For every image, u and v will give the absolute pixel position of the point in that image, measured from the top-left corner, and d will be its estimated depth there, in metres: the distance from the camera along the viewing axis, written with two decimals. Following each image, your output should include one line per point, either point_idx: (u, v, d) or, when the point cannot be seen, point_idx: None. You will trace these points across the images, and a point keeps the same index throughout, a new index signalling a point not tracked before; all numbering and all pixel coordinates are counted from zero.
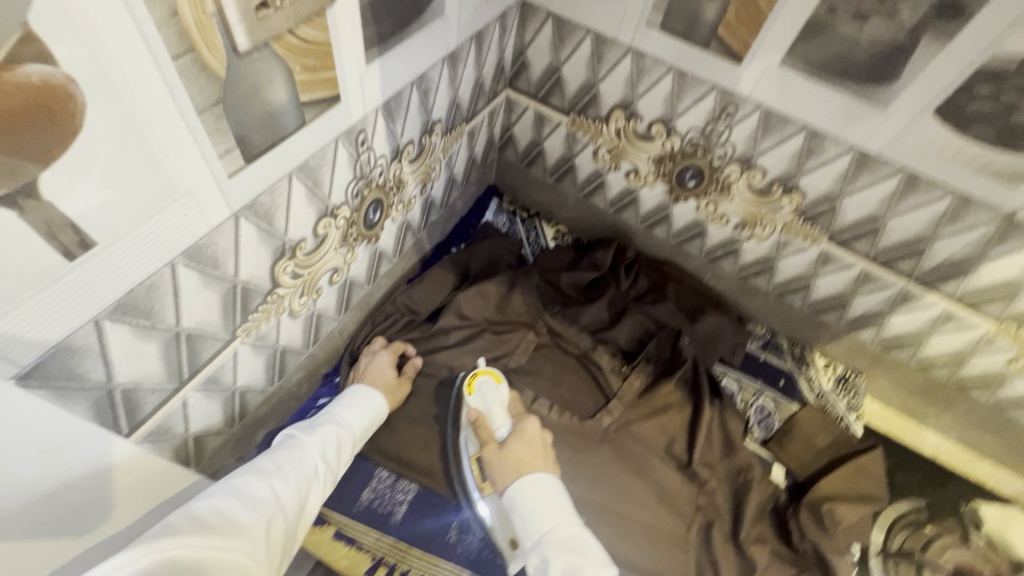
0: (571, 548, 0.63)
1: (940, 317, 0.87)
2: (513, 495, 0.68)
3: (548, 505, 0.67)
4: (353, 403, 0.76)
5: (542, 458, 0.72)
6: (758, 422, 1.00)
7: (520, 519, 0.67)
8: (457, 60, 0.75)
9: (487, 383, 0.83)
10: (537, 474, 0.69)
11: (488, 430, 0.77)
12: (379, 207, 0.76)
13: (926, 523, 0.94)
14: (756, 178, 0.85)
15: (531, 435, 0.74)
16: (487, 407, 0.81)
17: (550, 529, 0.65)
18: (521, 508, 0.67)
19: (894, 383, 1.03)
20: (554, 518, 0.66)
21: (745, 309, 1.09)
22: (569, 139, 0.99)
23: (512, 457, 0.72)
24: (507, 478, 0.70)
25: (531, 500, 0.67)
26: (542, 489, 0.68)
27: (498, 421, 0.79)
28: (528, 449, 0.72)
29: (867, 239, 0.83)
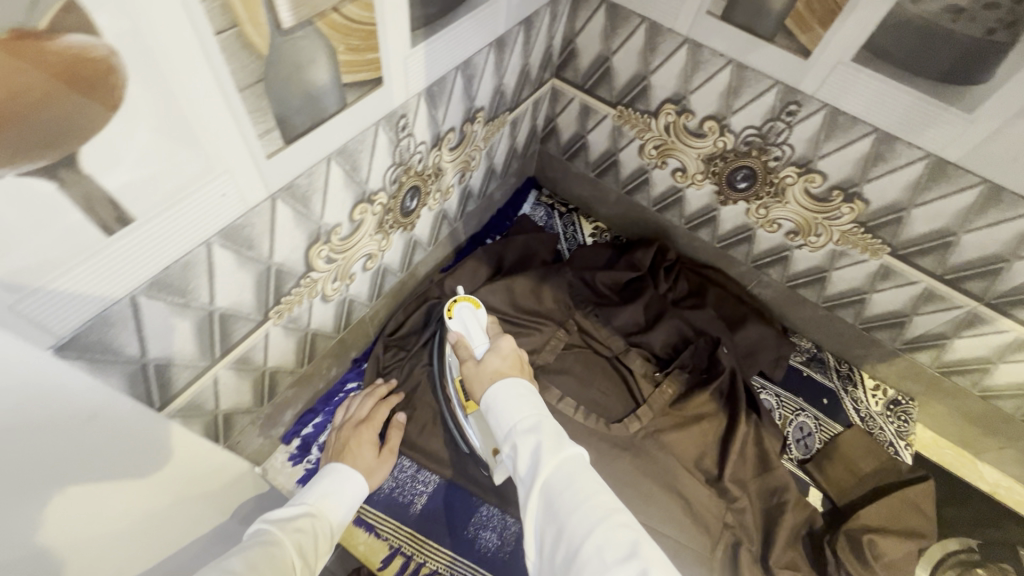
0: (540, 433, 0.54)
1: (1013, 344, 0.79)
2: (491, 395, 0.59)
3: (520, 401, 0.57)
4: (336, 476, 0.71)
5: (517, 370, 0.64)
6: (796, 441, 0.95)
7: (492, 418, 0.58)
8: (505, 46, 0.72)
9: (465, 309, 0.79)
10: (510, 379, 0.60)
11: (465, 346, 0.71)
12: (417, 194, 0.75)
13: (977, 564, 0.87)
14: (814, 183, 0.79)
15: (506, 347, 0.67)
16: (466, 329, 0.76)
17: (525, 419, 0.55)
18: (493, 407, 0.58)
19: (951, 411, 0.95)
20: (523, 409, 0.56)
21: (790, 320, 1.03)
22: (614, 132, 0.95)
23: (487, 369, 0.64)
24: (482, 388, 0.62)
25: (506, 398, 0.58)
26: (517, 390, 0.59)
27: (476, 339, 0.73)
28: (506, 365, 0.64)
29: (935, 254, 0.76)
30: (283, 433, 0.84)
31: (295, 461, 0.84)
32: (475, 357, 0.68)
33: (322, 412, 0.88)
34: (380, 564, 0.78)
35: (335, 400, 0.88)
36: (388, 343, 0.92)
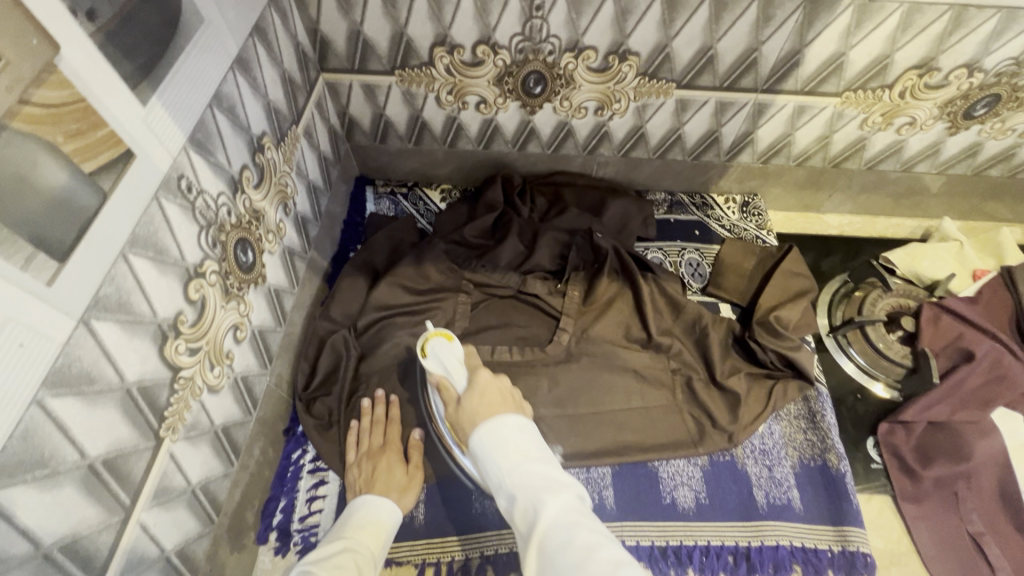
0: (531, 484, 0.57)
1: (795, 112, 0.93)
2: (478, 439, 0.62)
3: (512, 447, 0.60)
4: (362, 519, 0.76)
5: (503, 404, 0.66)
6: (691, 275, 1.06)
7: (484, 463, 0.60)
8: (249, 65, 0.69)
9: (438, 345, 0.78)
10: (498, 416, 0.63)
11: (446, 391, 0.72)
12: (247, 245, 0.71)
13: (855, 290, 1.02)
14: (591, 59, 0.86)
15: (486, 387, 0.69)
16: (446, 368, 0.76)
17: (512, 468, 0.58)
18: (482, 447, 0.61)
19: (784, 188, 1.11)
20: (515, 457, 0.59)
21: (639, 183, 1.13)
22: (407, 97, 0.95)
23: (467, 413, 0.66)
24: (466, 430, 0.65)
25: (495, 441, 0.61)
26: (509, 431, 0.61)
27: (455, 377, 0.74)
28: (488, 401, 0.66)
29: (709, 70, 0.87)
30: (256, 534, 0.79)
31: (283, 551, 0.80)
32: (457, 399, 0.71)
33: (282, 495, 0.83)
34: None
35: (289, 476, 0.84)
36: (311, 397, 0.88)
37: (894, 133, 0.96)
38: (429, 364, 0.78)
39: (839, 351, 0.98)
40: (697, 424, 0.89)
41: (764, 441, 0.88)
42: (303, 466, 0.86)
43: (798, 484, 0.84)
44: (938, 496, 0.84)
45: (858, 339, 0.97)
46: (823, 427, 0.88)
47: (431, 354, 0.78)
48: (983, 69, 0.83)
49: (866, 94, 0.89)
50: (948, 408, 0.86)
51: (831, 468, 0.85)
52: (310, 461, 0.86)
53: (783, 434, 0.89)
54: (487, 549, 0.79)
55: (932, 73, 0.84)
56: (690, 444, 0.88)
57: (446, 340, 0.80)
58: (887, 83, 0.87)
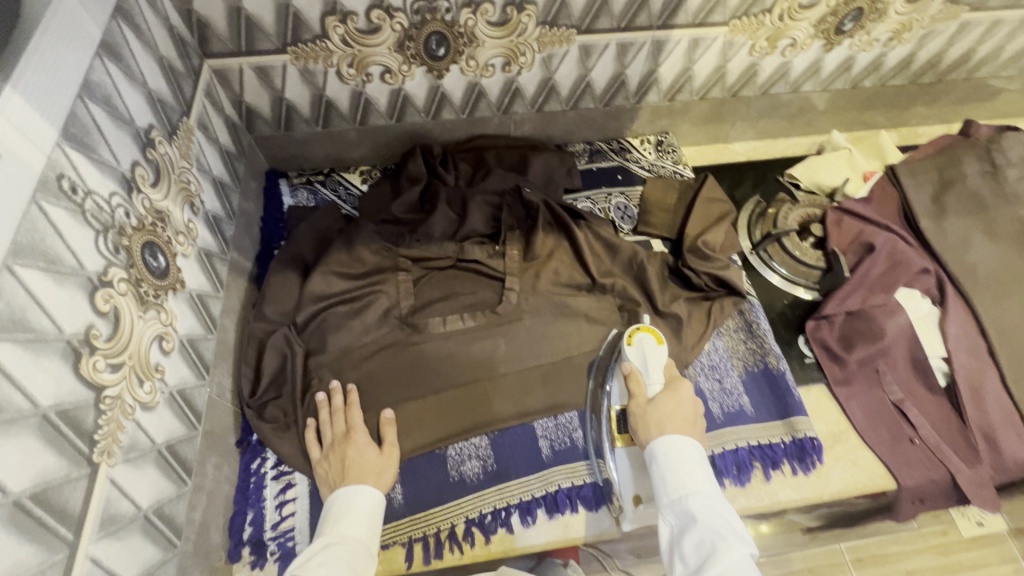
0: (711, 518, 0.60)
1: (690, 46, 0.97)
2: (657, 448, 0.67)
3: (694, 472, 0.64)
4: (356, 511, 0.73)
5: (693, 426, 0.69)
6: (621, 217, 1.09)
7: (659, 477, 0.65)
8: (118, 51, 0.62)
9: (647, 339, 0.80)
10: (689, 439, 0.67)
11: (640, 385, 0.75)
12: (157, 249, 0.65)
13: (768, 207, 1.10)
14: (490, 12, 0.85)
15: (686, 399, 0.72)
16: (645, 364, 0.78)
17: (691, 496, 0.62)
18: (661, 463, 0.66)
19: (692, 123, 1.17)
20: (694, 485, 0.63)
21: (557, 136, 1.14)
22: (305, 75, 0.90)
23: (655, 414, 0.70)
24: (648, 433, 0.70)
25: (678, 463, 0.65)
26: (694, 455, 0.66)
27: (652, 377, 0.76)
28: (682, 412, 0.70)
29: (605, 13, 0.88)
30: (228, 552, 0.75)
31: (260, 564, 0.75)
32: (646, 398, 0.74)
33: (249, 507, 0.78)
34: (405, 562, 0.78)
35: (252, 487, 0.79)
36: (261, 403, 0.83)
37: (780, 56, 1.03)
38: (630, 353, 0.80)
39: (763, 265, 1.05)
40: None
41: (711, 358, 0.93)
42: (265, 475, 0.81)
43: (747, 391, 0.90)
44: (863, 376, 0.93)
45: (777, 251, 1.04)
46: (759, 335, 0.95)
47: (637, 343, 0.79)
48: None
49: (750, 21, 0.94)
50: (860, 298, 0.95)
51: (773, 369, 0.92)
52: (272, 468, 0.81)
53: (727, 349, 0.95)
54: (471, 512, 0.80)
55: None
56: None
57: (654, 340, 0.81)
58: (766, 7, 0.93)
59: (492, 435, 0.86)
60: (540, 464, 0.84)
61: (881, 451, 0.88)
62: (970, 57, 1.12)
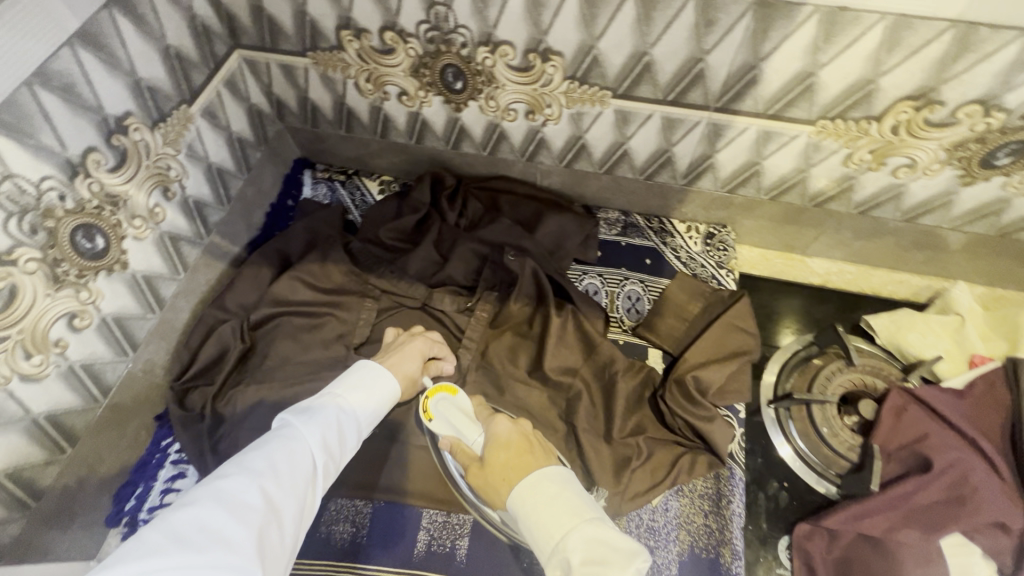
0: (594, 553, 0.51)
1: (759, 138, 0.77)
2: (516, 503, 0.57)
3: (556, 508, 0.55)
4: (358, 385, 0.67)
5: (530, 455, 0.62)
6: (627, 310, 0.94)
7: (530, 532, 0.55)
8: (103, 40, 0.64)
9: (443, 399, 0.75)
10: (536, 473, 0.59)
11: (466, 452, 0.67)
12: (96, 232, 0.68)
13: (815, 356, 0.87)
14: (510, 56, 0.74)
15: (504, 432, 0.65)
16: (455, 429, 0.72)
17: (562, 540, 0.52)
18: (526, 518, 0.56)
19: (759, 222, 0.95)
20: (562, 524, 0.53)
21: (589, 198, 1.00)
22: (326, 81, 0.88)
23: (496, 472, 0.61)
24: (501, 493, 0.60)
25: (538, 509, 0.55)
26: (552, 487, 0.57)
27: (469, 436, 0.70)
28: (514, 447, 0.63)
29: (647, 80, 0.73)
30: (105, 518, 0.77)
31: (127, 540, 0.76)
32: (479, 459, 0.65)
33: (141, 482, 0.80)
34: None
35: (152, 463, 0.82)
36: (187, 388, 0.86)
37: (889, 175, 0.78)
38: (438, 426, 0.74)
39: (776, 426, 0.83)
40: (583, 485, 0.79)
41: (653, 517, 0.77)
42: (168, 455, 0.83)
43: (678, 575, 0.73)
44: None
45: (801, 416, 0.82)
46: (726, 515, 0.76)
47: (436, 414, 0.74)
48: (1004, 109, 0.64)
49: (846, 125, 0.71)
50: (887, 522, 0.70)
51: (723, 564, 0.73)
52: (176, 451, 0.83)
53: (680, 513, 0.77)
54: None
55: (932, 107, 0.66)
56: None
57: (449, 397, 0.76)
58: (873, 114, 0.69)
59: (380, 503, 0.80)
60: (410, 558, 0.76)
61: None
62: None
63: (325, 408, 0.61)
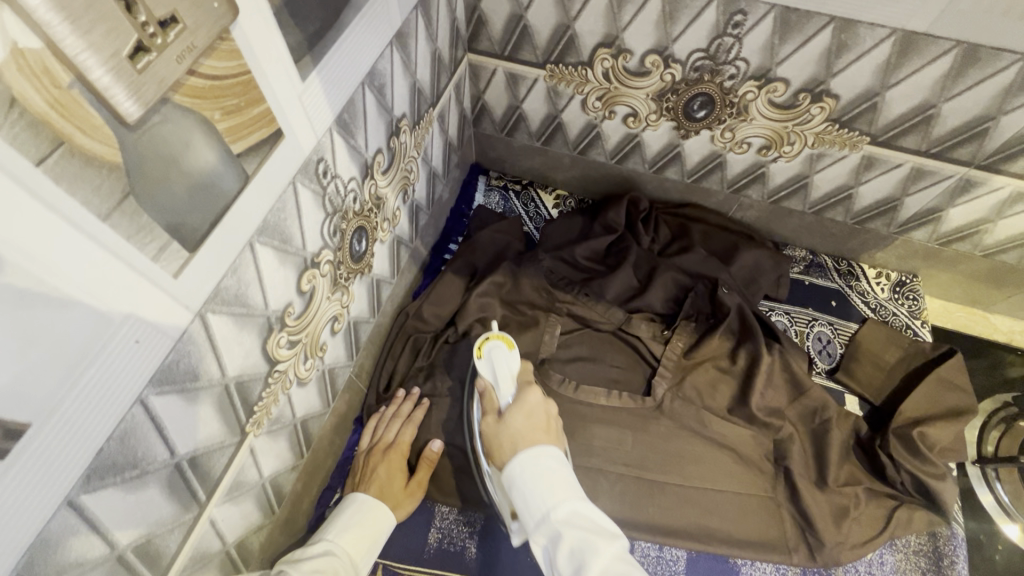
0: (580, 526, 0.52)
1: (1009, 198, 0.77)
2: (516, 468, 0.57)
3: (555, 480, 0.56)
4: (349, 523, 0.68)
5: (544, 431, 0.61)
6: (818, 352, 0.93)
7: (522, 498, 0.56)
8: (406, 40, 0.62)
9: (498, 350, 0.72)
10: (540, 446, 0.59)
11: (491, 402, 0.67)
12: (364, 235, 0.66)
13: (1019, 418, 0.87)
14: (777, 92, 0.73)
15: (534, 408, 0.64)
16: (495, 375, 0.70)
17: (557, 505, 0.53)
18: (521, 485, 0.56)
19: (955, 276, 0.95)
20: (558, 495, 0.54)
21: (779, 234, 0.99)
22: (550, 94, 0.86)
23: (507, 430, 0.62)
24: (504, 452, 0.61)
25: (537, 478, 0.56)
26: (552, 462, 0.57)
27: (503, 389, 0.68)
28: (531, 422, 0.62)
29: (918, 131, 0.72)
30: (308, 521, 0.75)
31: None
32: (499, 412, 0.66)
33: (341, 487, 0.79)
34: None
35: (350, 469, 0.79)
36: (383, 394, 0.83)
37: None
38: (482, 364, 0.72)
39: (982, 482, 0.84)
40: (796, 530, 0.78)
41: (871, 570, 0.77)
42: None
43: None
44: None
45: (1011, 479, 0.83)
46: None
47: (487, 355, 0.72)
48: None
49: None
50: None
51: None
52: None
53: (896, 567, 0.77)
54: None
55: None
56: (782, 550, 0.77)
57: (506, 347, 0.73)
58: None
59: None
60: None
61: None
62: None
63: (319, 558, 0.62)
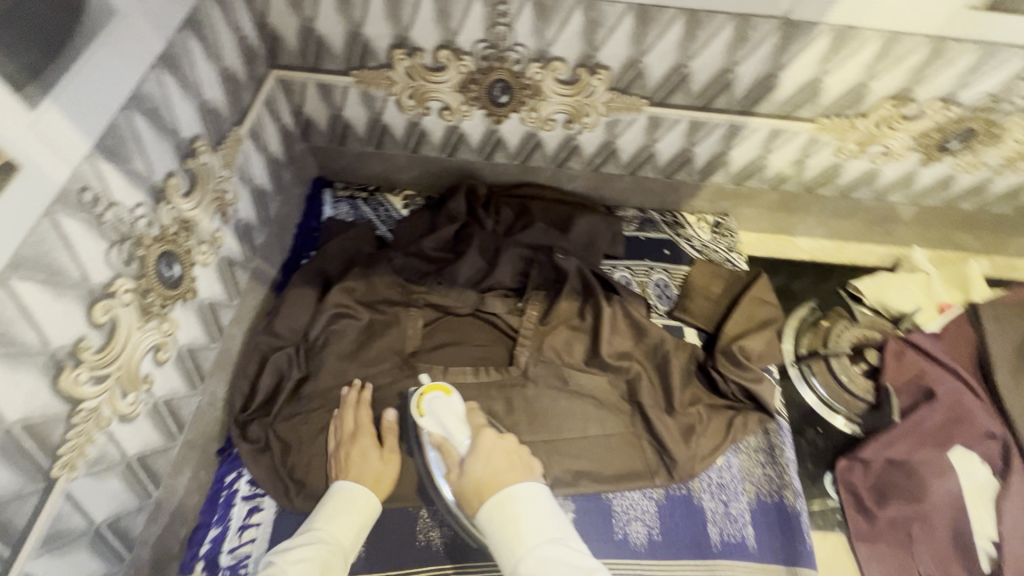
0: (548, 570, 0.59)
1: (769, 136, 0.90)
2: (487, 516, 0.65)
3: (523, 526, 0.63)
4: (339, 514, 0.71)
5: (510, 470, 0.70)
6: (658, 296, 1.02)
7: (495, 542, 0.63)
8: (178, 61, 0.63)
9: (437, 400, 0.78)
10: (511, 487, 0.67)
11: (450, 455, 0.74)
12: (174, 259, 0.66)
13: (822, 319, 1.02)
14: (559, 70, 0.81)
15: (494, 454, 0.72)
16: (444, 428, 0.77)
17: (525, 551, 0.60)
18: (494, 530, 0.63)
19: (757, 210, 1.09)
20: (530, 541, 0.61)
21: (609, 198, 1.09)
22: (365, 99, 0.90)
23: (472, 479, 0.70)
24: (473, 502, 0.69)
25: (504, 523, 0.63)
26: (520, 508, 0.64)
27: (458, 437, 0.76)
28: (489, 471, 0.70)
29: (681, 89, 0.83)
30: (181, 564, 0.75)
31: None
32: (460, 464, 0.73)
33: (213, 522, 0.77)
34: None
35: (221, 502, 0.78)
36: (247, 420, 0.83)
37: (867, 161, 0.94)
38: (426, 423, 0.78)
39: (801, 380, 0.97)
40: (655, 456, 0.87)
41: (721, 475, 0.87)
42: (236, 490, 0.80)
43: (752, 521, 0.83)
44: (893, 537, 0.83)
45: (822, 370, 0.96)
46: (781, 463, 0.87)
47: (427, 412, 0.78)
48: (960, 103, 0.81)
49: (841, 122, 0.87)
50: (906, 447, 0.85)
51: (787, 505, 0.84)
52: (245, 485, 0.80)
53: (741, 467, 0.87)
54: None
55: (907, 104, 0.82)
56: (646, 477, 0.85)
57: (445, 395, 0.79)
58: (862, 111, 0.84)
59: None
60: None
61: None
62: None
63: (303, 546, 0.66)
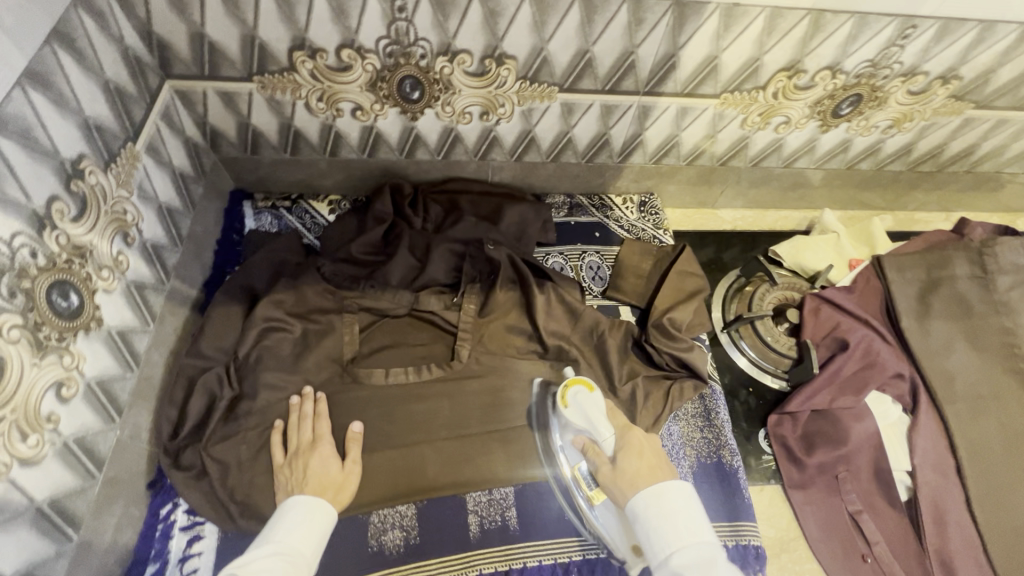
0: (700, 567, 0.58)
1: (678, 114, 0.94)
2: (641, 504, 0.66)
3: (677, 521, 0.63)
4: (295, 526, 0.70)
5: (658, 469, 0.70)
6: (592, 278, 1.05)
7: (646, 533, 0.64)
8: (48, 78, 0.59)
9: (580, 395, 0.79)
10: (665, 483, 0.67)
11: (598, 455, 0.75)
12: (71, 288, 0.62)
13: (745, 285, 1.07)
14: (467, 62, 0.81)
15: (647, 448, 0.73)
16: (589, 422, 0.77)
17: (680, 546, 0.61)
18: (646, 522, 0.64)
19: (678, 186, 1.13)
20: (684, 537, 0.61)
21: (537, 186, 1.10)
22: (272, 105, 0.87)
23: (625, 477, 0.70)
24: (626, 495, 0.69)
25: (659, 514, 0.64)
26: (676, 503, 0.64)
27: (602, 437, 0.76)
28: (648, 464, 0.70)
29: (588, 74, 0.84)
30: None
31: None
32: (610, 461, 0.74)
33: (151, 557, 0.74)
34: None
35: (157, 535, 0.75)
36: (179, 448, 0.79)
37: (772, 131, 0.99)
38: (570, 413, 0.79)
39: (732, 345, 1.02)
40: None
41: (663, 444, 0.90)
42: (173, 522, 0.77)
43: (695, 482, 0.87)
44: (822, 482, 0.89)
45: (749, 333, 1.02)
46: (716, 424, 0.92)
47: (573, 404, 0.78)
48: (845, 71, 0.87)
49: (742, 96, 0.91)
50: (829, 396, 0.90)
51: (725, 463, 0.89)
52: (183, 515, 0.77)
53: (681, 433, 0.91)
54: None
55: (799, 75, 0.87)
56: None
57: (587, 391, 0.80)
58: (760, 84, 0.89)
59: (422, 503, 0.82)
60: (467, 543, 0.80)
61: (829, 562, 0.85)
62: (972, 151, 1.10)
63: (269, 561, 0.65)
